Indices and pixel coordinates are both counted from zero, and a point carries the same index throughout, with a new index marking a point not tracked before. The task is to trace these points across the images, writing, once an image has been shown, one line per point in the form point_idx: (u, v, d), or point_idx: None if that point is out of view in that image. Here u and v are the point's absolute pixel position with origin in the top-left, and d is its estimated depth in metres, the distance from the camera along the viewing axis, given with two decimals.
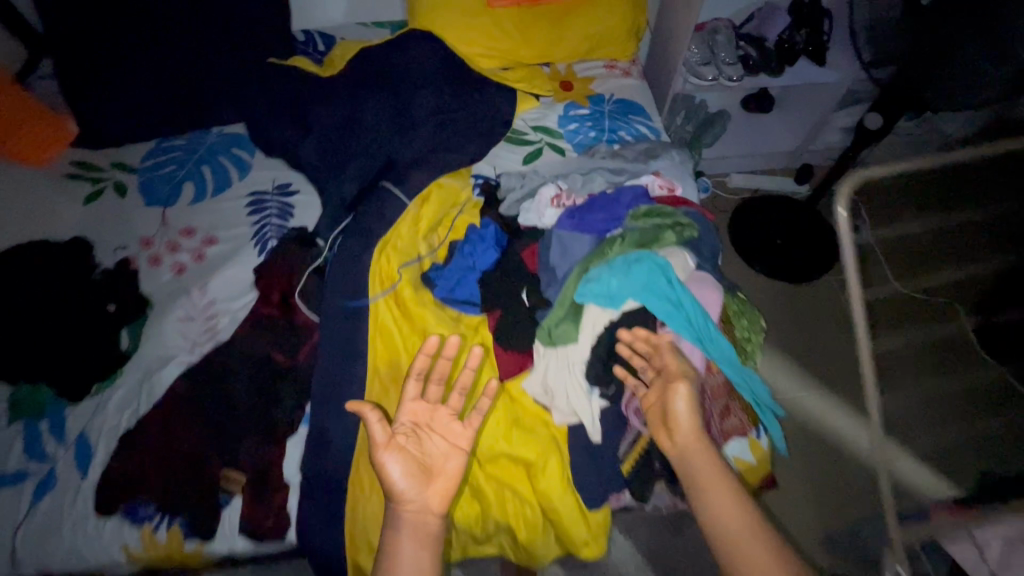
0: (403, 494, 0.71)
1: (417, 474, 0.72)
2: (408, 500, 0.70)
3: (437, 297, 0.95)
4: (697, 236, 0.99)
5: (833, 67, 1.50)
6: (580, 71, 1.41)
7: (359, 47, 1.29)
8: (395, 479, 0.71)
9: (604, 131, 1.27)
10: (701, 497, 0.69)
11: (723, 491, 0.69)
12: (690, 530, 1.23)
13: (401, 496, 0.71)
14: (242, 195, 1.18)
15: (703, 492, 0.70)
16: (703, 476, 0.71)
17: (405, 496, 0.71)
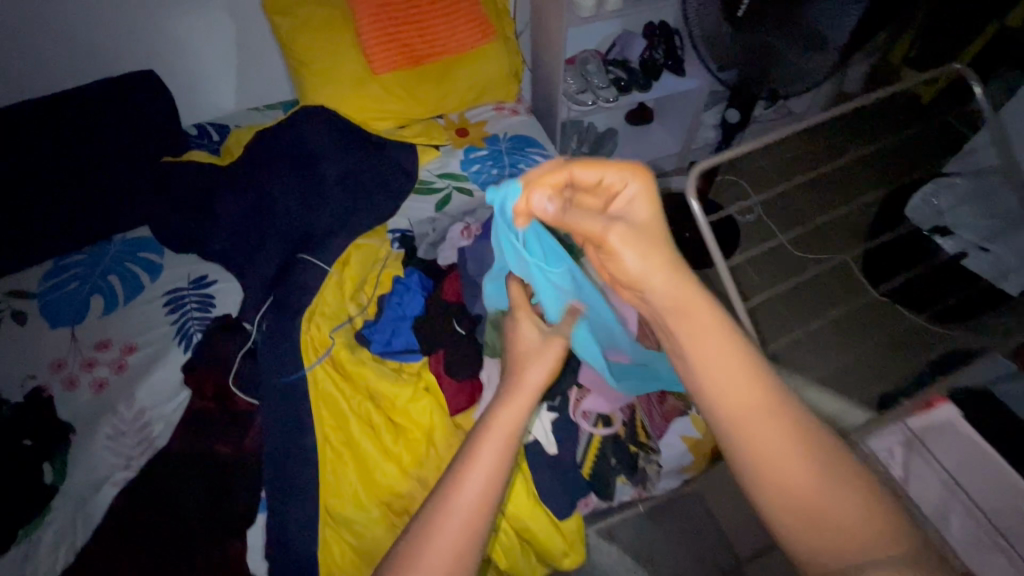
0: (483, 454, 0.56)
1: (513, 429, 0.58)
2: (493, 456, 0.56)
3: (375, 351, 0.97)
4: None
5: (692, 75, 1.68)
6: (472, 117, 1.51)
7: (254, 132, 1.32)
8: (482, 439, 0.57)
9: (505, 167, 1.36)
10: (757, 465, 0.52)
11: (796, 460, 0.52)
12: (663, 519, 1.32)
13: (481, 453, 0.56)
14: (157, 296, 1.15)
15: (758, 459, 0.52)
16: (764, 442, 0.52)
17: (489, 451, 0.56)
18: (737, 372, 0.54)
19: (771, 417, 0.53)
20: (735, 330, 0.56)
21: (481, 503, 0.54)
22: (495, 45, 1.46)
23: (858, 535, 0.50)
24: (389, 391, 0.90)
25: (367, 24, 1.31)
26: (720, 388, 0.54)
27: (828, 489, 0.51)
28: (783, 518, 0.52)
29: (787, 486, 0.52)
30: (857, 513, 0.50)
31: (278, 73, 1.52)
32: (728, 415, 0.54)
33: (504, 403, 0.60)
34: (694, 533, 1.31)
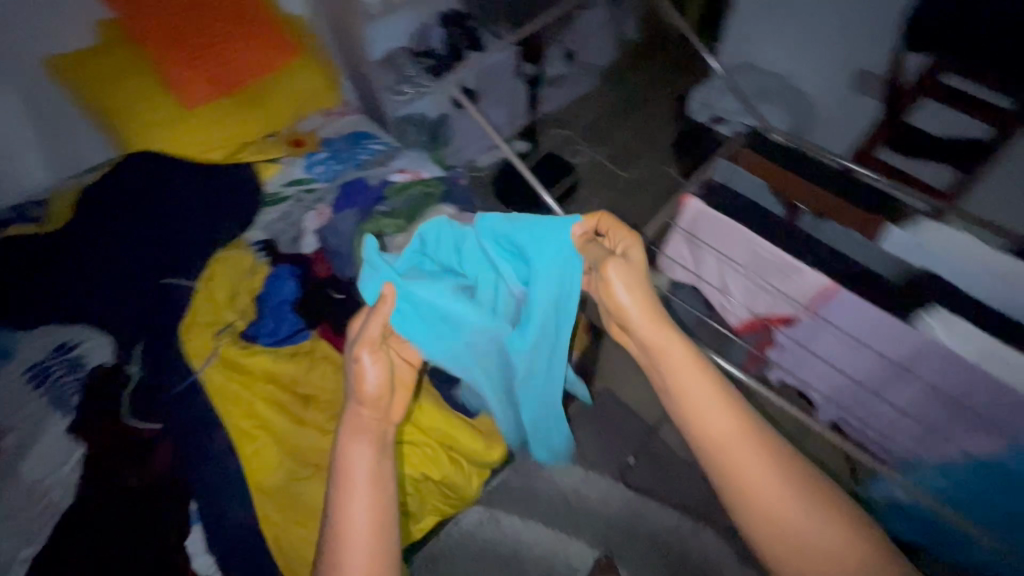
0: (357, 472, 0.69)
1: (374, 461, 0.70)
2: (364, 478, 0.69)
3: (264, 343, 1.01)
4: (444, 189, 1.23)
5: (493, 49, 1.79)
6: (303, 127, 1.54)
7: (78, 190, 1.28)
8: (351, 458, 0.69)
9: (346, 160, 1.44)
10: (743, 492, 0.72)
11: (773, 498, 0.71)
12: (585, 419, 1.43)
13: (353, 479, 0.69)
14: (15, 375, 1.05)
15: (737, 491, 0.72)
16: (755, 473, 0.71)
17: (358, 473, 0.69)
18: (728, 424, 0.73)
19: (755, 460, 0.72)
20: (724, 396, 0.74)
21: (368, 521, 0.68)
22: (300, 56, 1.52)
23: (824, 540, 0.70)
24: (289, 368, 0.98)
25: (166, 57, 1.32)
26: (710, 433, 0.73)
27: (788, 511, 0.71)
28: (776, 547, 0.71)
29: (761, 509, 0.71)
30: (814, 519, 0.70)
31: (86, 133, 1.47)
32: (723, 475, 0.73)
33: (351, 429, 0.71)
34: (614, 420, 1.44)
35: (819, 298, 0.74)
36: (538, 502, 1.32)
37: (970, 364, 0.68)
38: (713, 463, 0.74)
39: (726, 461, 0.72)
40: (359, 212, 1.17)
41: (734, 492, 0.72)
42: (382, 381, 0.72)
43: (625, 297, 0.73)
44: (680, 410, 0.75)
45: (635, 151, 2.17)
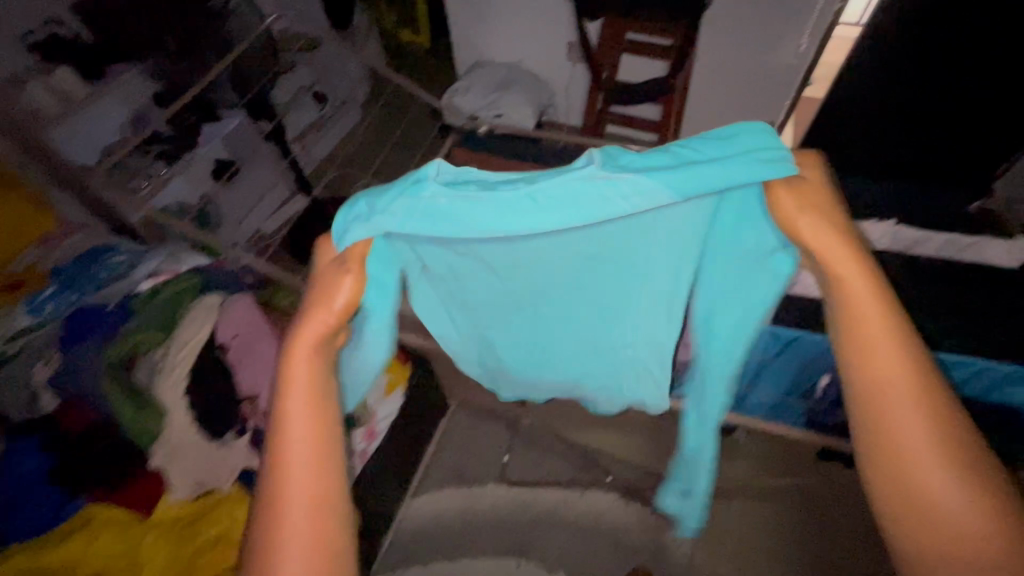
0: (294, 466, 0.52)
1: (322, 453, 0.53)
2: (300, 436, 0.53)
3: (19, 539, 0.83)
4: (203, 283, 1.12)
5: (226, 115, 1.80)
6: (16, 266, 1.30)
7: None
8: (288, 448, 0.52)
9: (83, 283, 1.22)
10: (879, 452, 0.48)
11: (922, 463, 0.46)
12: (453, 437, 1.43)
13: (291, 475, 0.51)
14: None
15: (884, 454, 0.48)
16: (902, 425, 0.47)
17: (298, 412, 0.54)
18: (887, 359, 0.49)
19: (912, 412, 0.47)
20: (901, 333, 0.50)
21: (303, 542, 0.49)
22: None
23: (980, 522, 0.43)
24: (56, 554, 0.81)
25: None
26: (873, 371, 0.49)
27: (941, 482, 0.45)
28: (901, 523, 0.47)
29: (893, 476, 0.47)
30: (974, 501, 0.44)
31: None
32: (875, 433, 0.49)
33: (285, 401, 0.55)
34: (479, 426, 1.45)
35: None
36: (433, 540, 1.29)
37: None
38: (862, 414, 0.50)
39: (880, 415, 0.48)
40: (102, 341, 0.99)
41: (882, 455, 0.48)
42: (315, 341, 0.57)
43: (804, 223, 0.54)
44: (841, 344, 0.52)
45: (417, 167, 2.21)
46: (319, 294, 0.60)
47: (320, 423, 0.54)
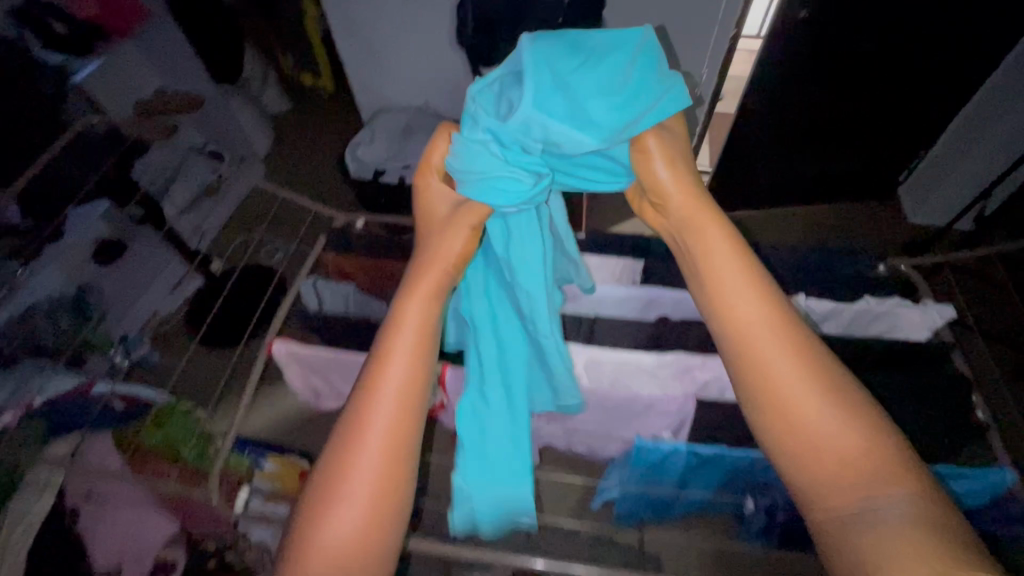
0: (363, 459, 0.53)
1: (390, 455, 0.54)
2: (408, 342, 0.59)
3: None
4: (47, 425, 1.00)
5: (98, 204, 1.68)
6: None
7: None
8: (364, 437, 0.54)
9: None
10: (767, 399, 0.56)
11: (793, 406, 0.54)
12: None
13: (355, 471, 0.53)
14: None
15: (768, 404, 0.56)
16: (773, 371, 0.56)
17: (409, 322, 0.60)
18: (752, 317, 0.58)
19: (772, 356, 0.56)
20: (753, 283, 0.60)
21: (347, 544, 0.51)
22: None
23: (852, 450, 0.51)
24: None
25: None
26: (737, 324, 0.59)
27: (822, 420, 0.53)
28: (802, 466, 0.53)
29: (781, 408, 0.55)
30: (838, 422, 0.53)
31: None
32: (753, 373, 0.57)
33: (376, 386, 0.57)
34: None
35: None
36: None
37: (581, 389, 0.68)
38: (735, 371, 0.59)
39: (756, 362, 0.57)
40: None
41: (762, 401, 0.56)
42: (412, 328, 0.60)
43: (664, 176, 0.68)
44: (709, 310, 0.62)
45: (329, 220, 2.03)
46: (424, 263, 0.65)
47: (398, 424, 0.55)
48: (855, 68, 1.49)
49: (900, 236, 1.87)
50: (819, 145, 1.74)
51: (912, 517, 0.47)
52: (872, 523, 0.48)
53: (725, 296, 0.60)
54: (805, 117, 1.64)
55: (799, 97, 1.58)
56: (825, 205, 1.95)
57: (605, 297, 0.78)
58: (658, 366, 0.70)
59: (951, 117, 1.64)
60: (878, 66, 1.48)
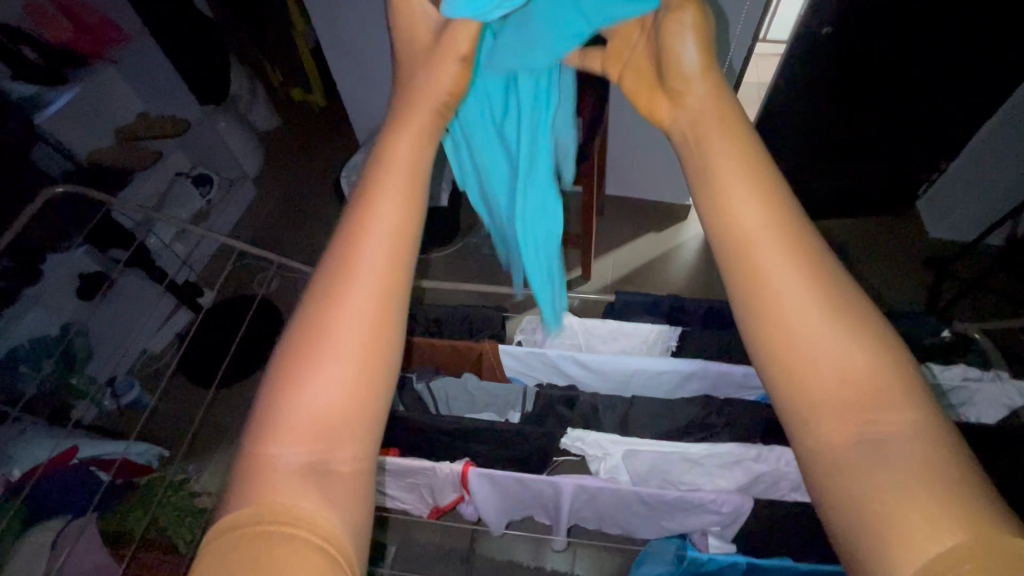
0: (336, 323, 0.32)
1: (376, 310, 0.33)
2: (397, 185, 0.37)
3: None
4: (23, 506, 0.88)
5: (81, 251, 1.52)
6: None
7: None
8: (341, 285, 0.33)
9: None
10: (772, 317, 0.32)
11: (809, 336, 0.31)
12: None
13: (335, 334, 0.32)
14: None
15: (779, 323, 0.32)
16: (783, 278, 0.33)
17: (396, 157, 0.38)
18: (747, 201, 0.35)
19: (787, 254, 0.33)
20: (749, 154, 0.37)
21: (321, 445, 0.31)
22: None
23: (885, 397, 0.30)
24: None
25: None
26: (730, 207, 0.35)
27: (853, 358, 0.31)
28: (807, 399, 0.31)
29: (801, 321, 0.32)
30: (875, 364, 0.31)
31: None
32: (750, 269, 0.33)
33: (366, 210, 0.35)
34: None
35: (429, 483, 0.65)
36: None
37: (629, 489, 0.61)
38: (725, 266, 0.35)
39: (756, 262, 0.33)
40: None
41: (767, 310, 0.33)
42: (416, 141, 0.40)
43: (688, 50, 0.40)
44: (695, 185, 0.38)
45: (324, 241, 1.92)
46: (417, 74, 0.43)
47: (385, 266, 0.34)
48: (877, 81, 1.41)
49: (921, 251, 1.80)
50: (838, 158, 1.65)
51: (963, 509, 0.27)
52: (896, 507, 0.27)
53: (711, 163, 0.37)
54: (822, 131, 1.56)
55: (819, 111, 1.50)
56: (842, 218, 1.88)
57: (640, 371, 0.70)
58: (706, 456, 0.64)
59: (976, 127, 1.56)
60: (905, 78, 1.40)
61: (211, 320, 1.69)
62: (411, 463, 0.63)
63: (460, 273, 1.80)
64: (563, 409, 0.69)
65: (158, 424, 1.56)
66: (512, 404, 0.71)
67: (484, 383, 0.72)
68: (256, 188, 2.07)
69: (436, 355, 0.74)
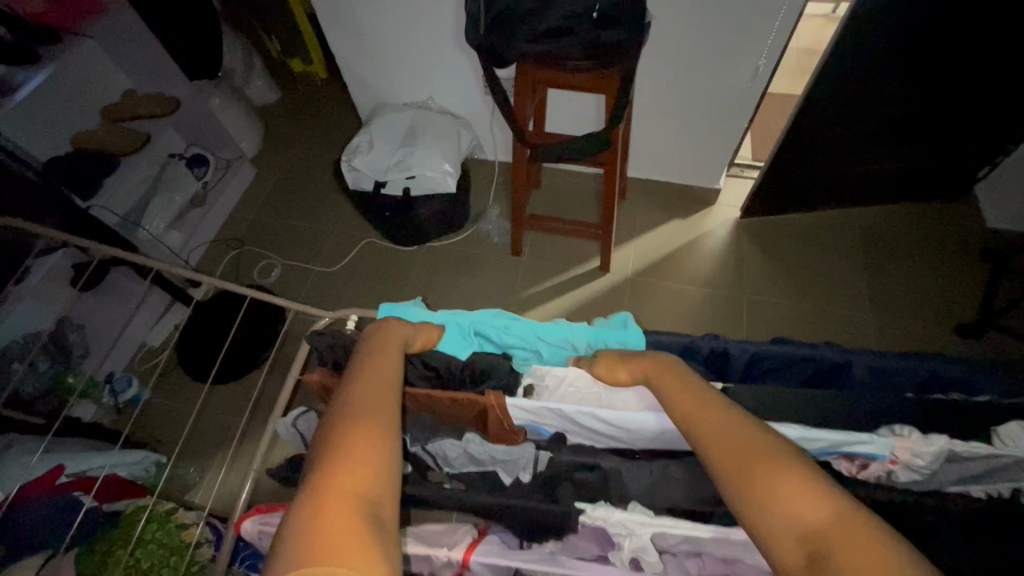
0: (361, 430, 0.47)
1: (386, 407, 0.51)
2: (382, 366, 0.57)
3: None
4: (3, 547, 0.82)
5: (64, 253, 1.42)
6: None
7: None
8: (363, 401, 0.50)
9: None
10: (723, 462, 0.46)
11: (737, 467, 0.45)
12: None
13: (363, 432, 0.47)
14: None
15: (731, 456, 0.46)
16: (719, 433, 0.48)
17: (375, 357, 0.59)
18: (693, 395, 0.54)
19: (718, 418, 0.50)
20: (687, 377, 0.57)
21: (372, 488, 0.43)
22: None
23: (820, 506, 0.40)
24: None
25: None
26: (682, 400, 0.54)
27: (787, 481, 0.42)
28: (767, 526, 0.41)
29: (736, 464, 0.45)
30: (820, 494, 0.41)
31: None
32: (704, 436, 0.49)
33: (361, 375, 0.55)
34: None
35: (423, 561, 0.57)
36: None
37: None
38: (691, 442, 0.51)
39: (699, 432, 0.50)
40: None
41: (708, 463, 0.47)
42: (387, 350, 0.60)
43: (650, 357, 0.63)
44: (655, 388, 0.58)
45: (325, 227, 1.81)
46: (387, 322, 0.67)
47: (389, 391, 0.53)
48: (944, 59, 1.24)
49: (974, 244, 1.64)
50: (893, 142, 1.48)
51: None
52: None
53: (663, 382, 0.57)
54: (876, 113, 1.38)
55: (875, 91, 1.32)
56: (888, 205, 1.71)
57: (671, 429, 0.60)
58: (751, 542, 0.54)
59: None
60: (981, 53, 1.22)
61: (209, 314, 1.61)
62: (402, 545, 0.55)
63: (469, 264, 1.68)
64: (583, 476, 0.60)
65: (159, 422, 1.51)
66: (523, 467, 0.62)
67: (488, 445, 0.63)
68: (255, 168, 1.95)
69: (432, 404, 0.66)
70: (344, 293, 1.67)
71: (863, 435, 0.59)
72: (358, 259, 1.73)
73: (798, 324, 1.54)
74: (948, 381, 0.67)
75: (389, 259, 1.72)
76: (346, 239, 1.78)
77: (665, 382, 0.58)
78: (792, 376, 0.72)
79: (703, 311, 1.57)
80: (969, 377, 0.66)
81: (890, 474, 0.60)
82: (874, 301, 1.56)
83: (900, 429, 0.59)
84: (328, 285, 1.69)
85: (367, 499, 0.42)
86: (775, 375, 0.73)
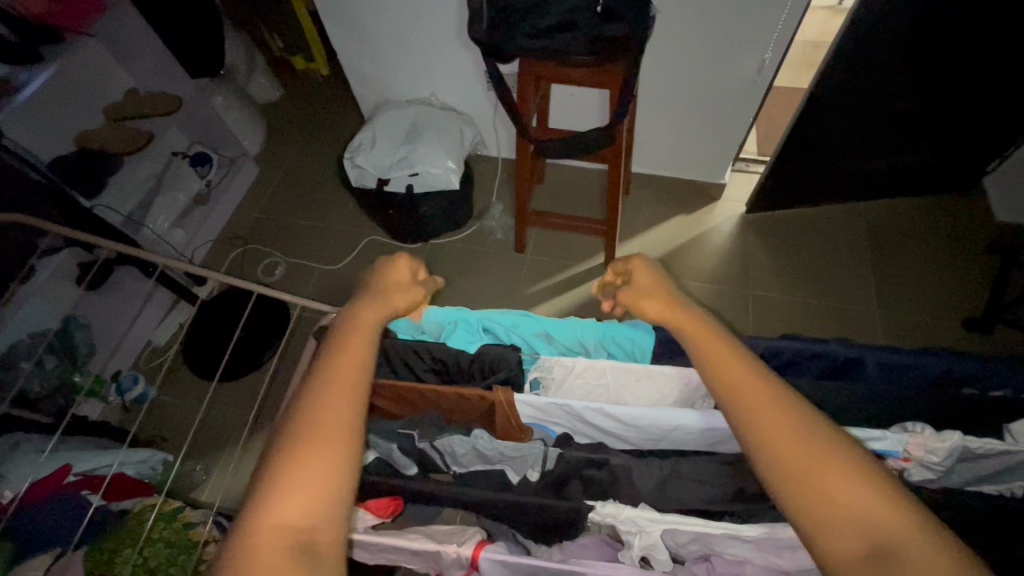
0: (310, 454, 0.45)
1: (346, 417, 0.48)
2: (353, 349, 0.52)
3: None
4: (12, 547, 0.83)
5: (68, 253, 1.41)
6: None
7: None
8: (320, 413, 0.47)
9: None
10: (776, 453, 0.44)
11: (797, 462, 0.43)
12: None
13: (311, 456, 0.45)
14: None
15: (787, 449, 0.44)
16: (773, 421, 0.45)
17: (347, 336, 0.53)
18: (740, 369, 0.49)
19: (773, 401, 0.46)
20: (730, 344, 0.51)
21: (308, 520, 0.43)
22: None
23: (885, 511, 0.41)
24: None
25: None
26: (727, 373, 0.49)
27: (847, 482, 0.42)
28: (827, 525, 0.41)
29: (798, 459, 0.43)
30: (886, 499, 0.41)
31: None
32: (755, 420, 0.46)
33: (332, 363, 0.51)
34: None
35: (431, 559, 0.57)
36: None
37: None
38: (735, 421, 0.47)
39: (751, 414, 0.46)
40: None
41: (760, 450, 0.44)
42: (361, 325, 0.54)
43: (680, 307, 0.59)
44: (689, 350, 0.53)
45: (329, 224, 1.81)
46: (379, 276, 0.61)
47: (351, 390, 0.49)
48: (954, 51, 1.22)
49: (982, 237, 1.62)
50: (902, 134, 1.46)
51: None
52: None
53: (702, 347, 0.52)
54: (886, 105, 1.37)
55: (885, 83, 1.30)
56: (896, 199, 1.69)
57: (681, 425, 0.59)
58: (761, 539, 0.54)
59: None
60: (992, 44, 1.20)
61: (214, 313, 1.61)
62: (411, 542, 0.56)
63: (473, 261, 1.68)
64: (592, 475, 0.59)
65: (165, 420, 1.52)
66: (530, 463, 0.60)
67: (495, 442, 0.61)
68: (259, 166, 1.95)
69: (439, 401, 0.66)
70: (348, 290, 1.67)
71: (876, 431, 0.59)
72: (362, 257, 1.73)
73: (804, 319, 1.53)
74: (961, 377, 0.66)
75: (393, 256, 1.71)
76: (350, 236, 1.77)
77: (709, 344, 0.52)
78: (803, 373, 0.71)
79: (709, 307, 1.56)
80: (983, 372, 0.65)
81: (902, 471, 0.60)
82: (882, 297, 1.55)
83: (913, 426, 0.59)
84: (332, 283, 1.69)
85: (302, 538, 0.42)
86: (787, 370, 0.72)
